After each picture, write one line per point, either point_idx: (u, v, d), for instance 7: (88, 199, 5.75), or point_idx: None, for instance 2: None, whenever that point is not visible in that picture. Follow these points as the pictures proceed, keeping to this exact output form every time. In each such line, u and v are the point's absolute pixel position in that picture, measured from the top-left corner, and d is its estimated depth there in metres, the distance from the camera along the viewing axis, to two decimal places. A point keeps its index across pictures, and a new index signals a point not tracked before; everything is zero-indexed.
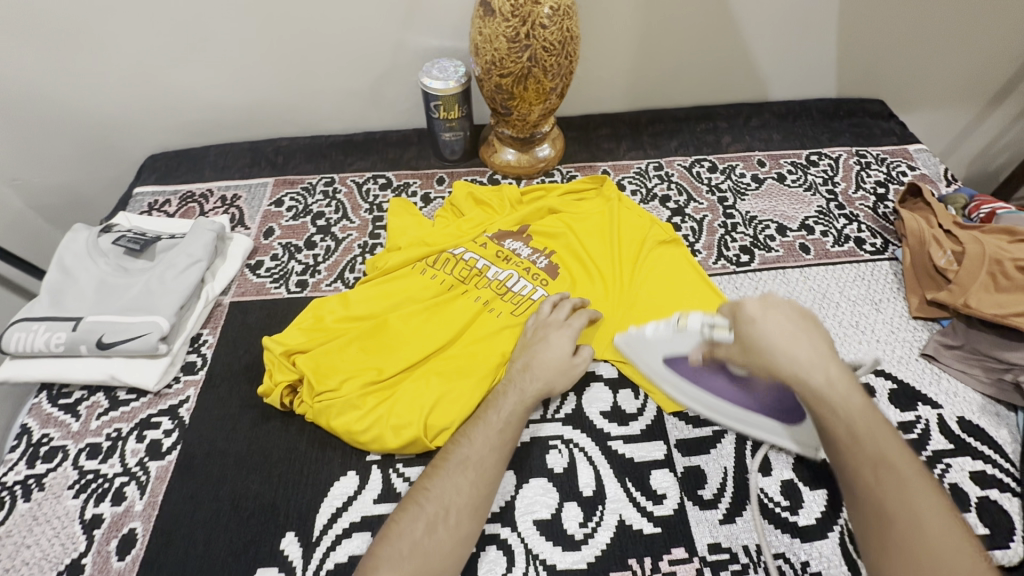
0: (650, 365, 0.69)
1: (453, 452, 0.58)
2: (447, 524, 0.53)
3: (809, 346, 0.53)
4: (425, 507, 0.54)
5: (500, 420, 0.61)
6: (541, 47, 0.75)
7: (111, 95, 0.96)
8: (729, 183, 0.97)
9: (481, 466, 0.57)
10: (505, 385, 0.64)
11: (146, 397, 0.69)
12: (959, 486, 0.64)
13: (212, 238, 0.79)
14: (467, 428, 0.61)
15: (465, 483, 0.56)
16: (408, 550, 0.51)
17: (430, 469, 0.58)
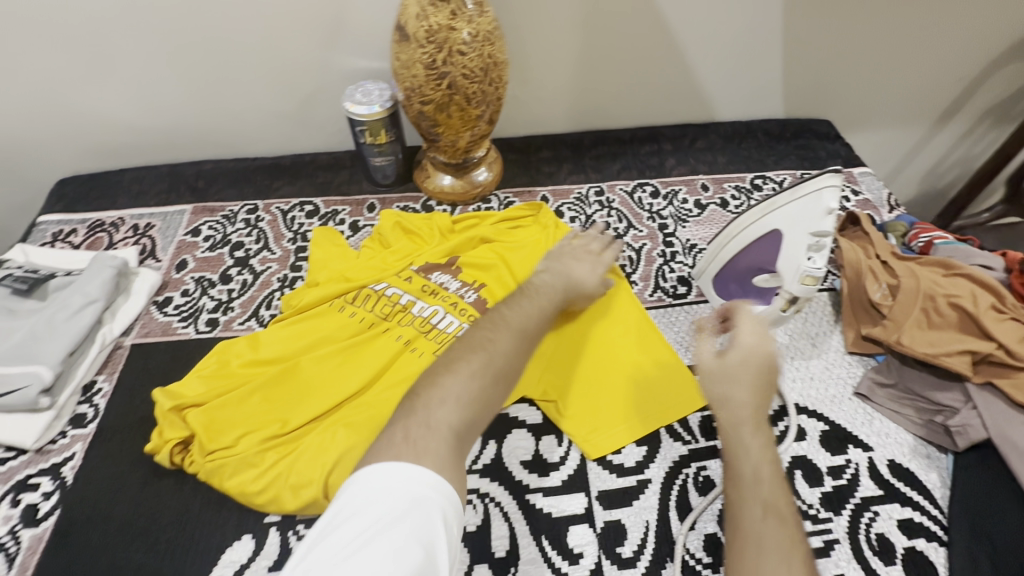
0: (782, 217, 0.63)
1: (508, 315, 0.58)
2: (505, 378, 0.52)
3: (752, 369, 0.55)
4: (490, 357, 0.51)
5: (548, 306, 0.63)
6: (461, 73, 0.71)
7: (11, 118, 0.89)
8: (670, 210, 0.94)
9: (533, 330, 0.58)
10: (547, 282, 0.66)
11: (26, 455, 0.64)
12: (886, 537, 0.62)
13: (111, 276, 0.74)
14: (523, 303, 0.61)
15: (523, 345, 0.55)
16: (473, 391, 0.48)
17: (482, 325, 0.56)
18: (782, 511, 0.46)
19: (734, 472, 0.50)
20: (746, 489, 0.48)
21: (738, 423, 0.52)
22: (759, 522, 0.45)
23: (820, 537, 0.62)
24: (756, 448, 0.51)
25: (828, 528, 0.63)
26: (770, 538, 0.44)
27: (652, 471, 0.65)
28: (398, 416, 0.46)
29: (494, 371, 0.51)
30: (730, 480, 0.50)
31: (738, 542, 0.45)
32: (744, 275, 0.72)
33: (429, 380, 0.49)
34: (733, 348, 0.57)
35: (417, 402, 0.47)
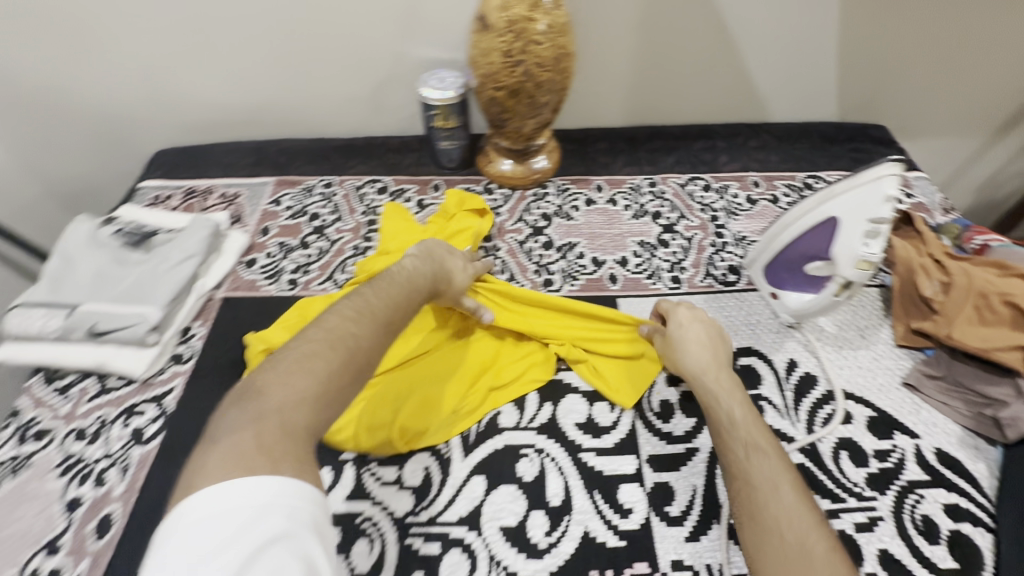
0: (838, 204, 0.66)
1: (372, 302, 0.57)
2: (365, 364, 0.52)
3: (705, 350, 0.68)
4: (352, 349, 0.51)
5: (415, 291, 0.63)
6: (535, 62, 0.77)
7: (122, 93, 0.99)
8: (722, 203, 0.98)
9: (395, 312, 0.58)
10: (414, 270, 0.66)
11: (134, 384, 0.71)
12: (931, 519, 0.64)
13: (207, 234, 0.82)
14: (383, 287, 0.60)
15: (384, 328, 0.55)
16: (329, 386, 0.48)
17: (335, 310, 0.55)
18: (762, 447, 0.57)
19: (719, 424, 0.61)
20: (731, 436, 0.59)
21: (713, 386, 0.64)
22: (744, 460, 0.56)
23: (865, 514, 0.64)
24: (730, 401, 0.62)
25: (873, 505, 0.65)
26: (757, 472, 0.55)
27: (700, 440, 0.69)
28: (248, 421, 0.44)
29: (355, 360, 0.51)
30: (717, 432, 0.61)
31: (735, 480, 0.56)
32: (795, 264, 0.75)
33: (281, 376, 0.47)
34: (684, 334, 0.70)
35: (265, 402, 0.45)
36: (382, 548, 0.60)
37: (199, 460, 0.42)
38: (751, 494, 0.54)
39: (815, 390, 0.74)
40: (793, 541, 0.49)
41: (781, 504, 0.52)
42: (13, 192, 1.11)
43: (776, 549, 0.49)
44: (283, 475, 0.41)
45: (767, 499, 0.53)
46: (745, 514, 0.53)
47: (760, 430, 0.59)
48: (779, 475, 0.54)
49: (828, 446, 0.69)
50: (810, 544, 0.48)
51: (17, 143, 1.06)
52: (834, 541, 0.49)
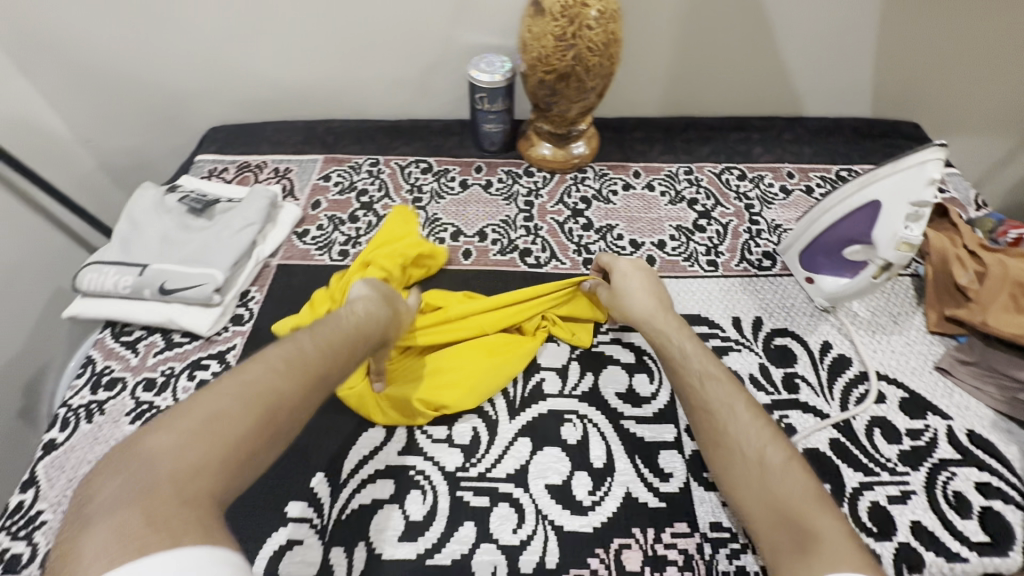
0: (880, 188, 0.68)
1: (307, 351, 0.55)
2: (284, 423, 0.50)
3: (648, 299, 0.72)
4: (269, 406, 0.49)
5: (359, 339, 0.61)
6: (586, 47, 0.80)
7: (180, 72, 1.04)
8: (756, 192, 1.00)
9: (327, 367, 0.55)
10: (359, 317, 0.63)
11: (199, 341, 0.76)
12: (963, 494, 0.66)
13: (265, 205, 0.86)
14: (322, 331, 0.59)
15: (308, 382, 0.53)
16: (241, 445, 0.45)
17: (259, 360, 0.52)
18: (715, 377, 0.62)
19: (674, 362, 0.66)
20: (686, 372, 0.64)
21: (660, 327, 0.68)
22: (701, 393, 0.61)
23: (898, 487, 0.66)
24: (680, 339, 0.67)
25: (906, 480, 0.67)
26: (715, 402, 0.60)
27: None
28: (132, 495, 0.39)
29: (273, 415, 0.49)
30: (672, 371, 0.65)
31: (696, 413, 0.61)
32: (834, 247, 0.77)
33: (179, 439, 0.43)
34: (627, 285, 0.74)
35: (157, 471, 0.41)
36: (434, 499, 0.63)
37: (72, 545, 0.37)
38: (712, 422, 0.59)
39: (849, 370, 0.76)
40: (754, 457, 0.55)
41: (739, 426, 0.57)
42: (71, 163, 1.16)
43: (740, 466, 0.55)
44: (183, 548, 0.36)
45: (727, 423, 0.58)
46: (709, 441, 0.59)
47: (709, 362, 0.64)
48: (733, 400, 0.60)
49: (862, 424, 0.71)
50: (768, 456, 0.54)
51: (77, 115, 1.11)
52: (788, 448, 0.55)
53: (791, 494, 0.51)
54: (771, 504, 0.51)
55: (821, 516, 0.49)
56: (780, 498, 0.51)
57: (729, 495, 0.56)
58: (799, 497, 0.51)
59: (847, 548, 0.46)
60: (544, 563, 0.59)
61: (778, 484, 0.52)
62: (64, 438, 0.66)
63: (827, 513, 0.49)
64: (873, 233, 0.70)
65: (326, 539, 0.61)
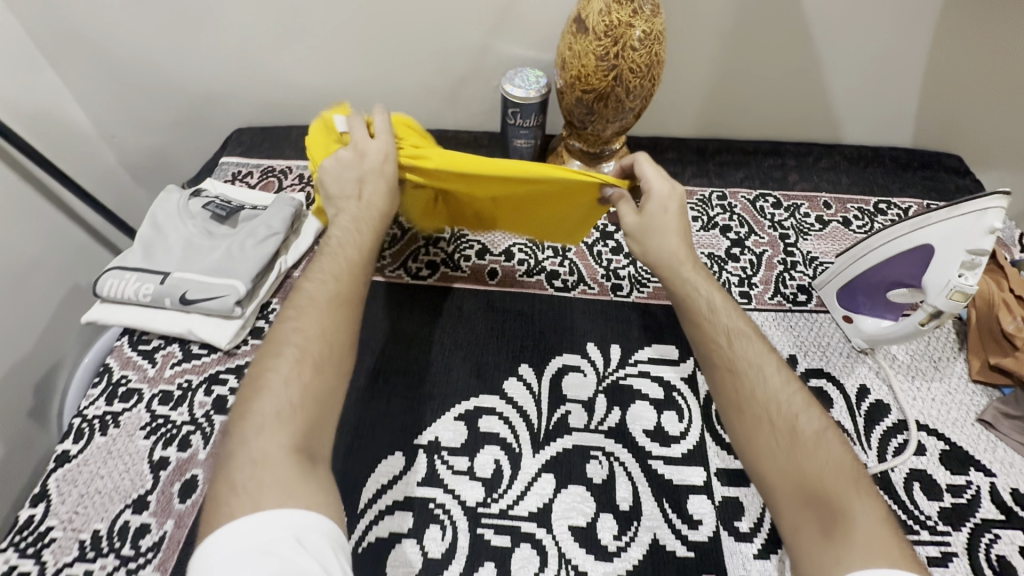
0: (933, 232, 0.66)
1: (314, 292, 0.57)
2: (338, 360, 0.54)
3: (674, 228, 0.66)
4: (300, 352, 0.53)
5: (351, 256, 0.61)
6: (628, 68, 0.77)
7: (208, 72, 1.02)
8: (792, 222, 0.96)
9: (339, 304, 0.57)
10: (346, 221, 0.64)
11: (217, 354, 0.74)
12: (1006, 560, 0.63)
13: (290, 213, 0.83)
14: (322, 270, 0.60)
15: (328, 320, 0.55)
16: (295, 393, 0.50)
17: (283, 316, 0.56)
18: (746, 337, 0.59)
19: (700, 315, 0.62)
20: (712, 328, 0.60)
21: (688, 273, 0.64)
22: (728, 350, 0.58)
23: (938, 548, 0.63)
24: (708, 290, 0.62)
25: (946, 540, 0.64)
26: (744, 362, 0.57)
27: None
28: (227, 466, 0.47)
29: (323, 359, 0.53)
30: (698, 324, 0.61)
31: (721, 371, 0.58)
32: (876, 287, 0.75)
33: (261, 406, 0.49)
34: (656, 210, 0.66)
35: (250, 438, 0.48)
36: (453, 535, 0.61)
37: (219, 503, 0.45)
38: (740, 383, 0.56)
39: (887, 418, 0.73)
40: (785, 425, 0.53)
41: (770, 390, 0.55)
42: (93, 157, 1.15)
43: (768, 432, 0.53)
44: (269, 508, 0.43)
45: (756, 385, 0.55)
46: (732, 402, 0.56)
47: (738, 317, 0.61)
48: (764, 362, 0.57)
49: (900, 477, 0.68)
50: (801, 426, 0.52)
51: (102, 110, 1.09)
52: (821, 417, 0.54)
53: (823, 469, 0.49)
54: (800, 476, 0.50)
55: (855, 496, 0.48)
56: (812, 471, 0.50)
57: (748, 459, 0.54)
58: (832, 473, 0.49)
59: (879, 531, 0.46)
60: None
61: (810, 458, 0.50)
62: (77, 450, 0.65)
63: (861, 492, 0.48)
64: (923, 278, 0.67)
65: None
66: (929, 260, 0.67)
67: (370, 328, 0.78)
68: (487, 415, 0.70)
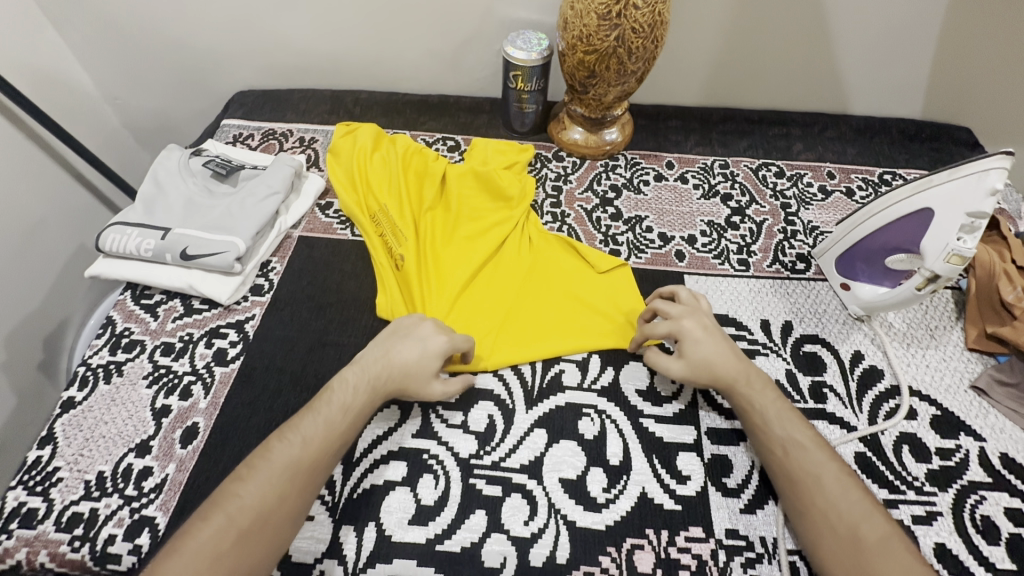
0: (934, 195, 0.65)
1: (279, 454, 0.57)
2: (275, 531, 0.54)
3: (714, 368, 0.65)
4: (231, 517, 0.53)
5: (336, 421, 0.60)
6: (630, 27, 0.76)
7: (209, 33, 1.01)
8: (794, 191, 0.96)
9: (295, 474, 0.56)
10: (358, 377, 0.63)
11: (218, 309, 0.75)
12: (991, 520, 0.63)
13: (290, 174, 0.84)
14: (304, 433, 0.58)
15: (276, 488, 0.55)
16: (207, 555, 0.50)
17: (242, 471, 0.56)
18: (802, 443, 0.60)
19: (754, 425, 0.63)
20: (767, 437, 0.62)
21: (741, 386, 0.64)
22: (786, 458, 0.60)
23: (923, 506, 0.64)
24: (761, 401, 0.63)
25: (932, 500, 0.64)
26: (803, 471, 0.59)
27: None
28: None
29: (256, 526, 0.53)
30: (753, 434, 0.63)
31: (782, 480, 0.60)
32: (875, 254, 0.75)
33: (179, 571, 0.49)
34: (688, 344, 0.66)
35: None
36: (446, 484, 0.63)
37: None
38: (803, 492, 0.58)
39: (879, 384, 0.74)
40: (848, 533, 0.55)
41: (831, 498, 0.57)
42: (97, 120, 1.15)
43: (833, 540, 0.55)
44: None
45: (815, 492, 0.57)
46: (796, 511, 0.58)
47: (795, 424, 0.62)
48: (823, 468, 0.59)
49: (890, 439, 0.69)
50: (865, 532, 0.54)
51: (104, 71, 1.09)
52: (885, 521, 0.55)
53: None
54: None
55: None
56: None
57: (816, 565, 0.56)
58: None
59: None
60: (554, 558, 0.59)
61: (879, 566, 0.52)
62: (82, 397, 0.67)
63: None
64: (921, 242, 0.67)
65: (337, 516, 0.61)
66: (929, 224, 0.66)
67: (368, 287, 0.79)
68: (482, 372, 0.71)
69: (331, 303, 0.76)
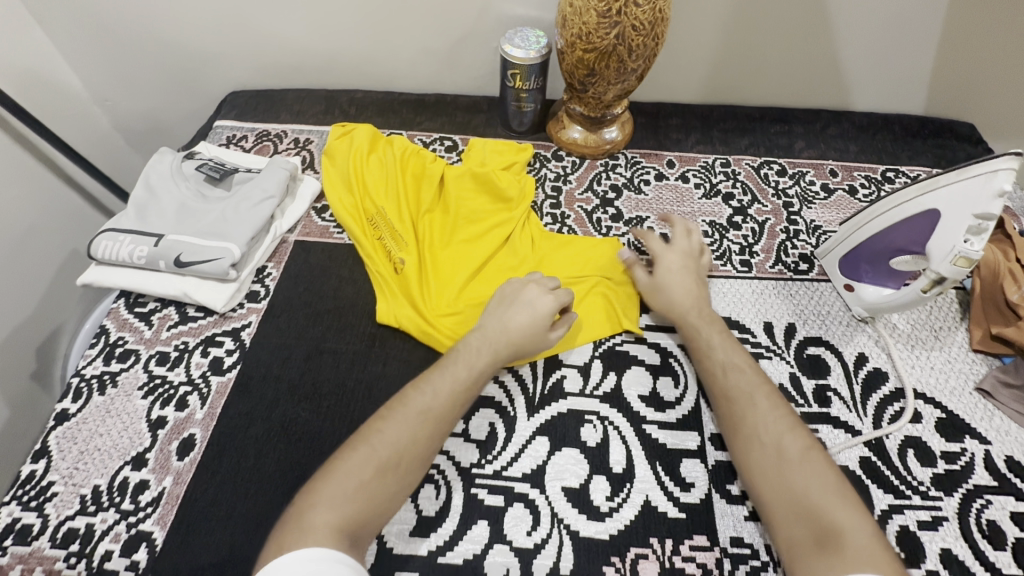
0: (942, 196, 0.64)
1: (417, 398, 0.60)
2: (409, 469, 0.57)
3: (688, 300, 0.72)
4: (373, 450, 0.56)
5: (462, 373, 0.62)
6: (630, 25, 0.74)
7: (200, 32, 0.99)
8: (796, 189, 0.94)
9: (427, 421, 0.58)
10: (480, 341, 0.65)
11: (213, 317, 0.74)
12: (996, 524, 0.63)
13: (285, 177, 0.82)
14: (439, 380, 0.61)
15: (414, 431, 0.57)
16: (351, 485, 0.53)
17: (382, 413, 0.59)
18: (739, 369, 0.65)
19: (698, 352, 0.69)
20: (710, 363, 0.67)
21: (693, 319, 0.71)
22: (724, 381, 0.65)
23: (929, 512, 0.63)
24: (710, 332, 0.69)
25: (938, 505, 0.64)
26: (738, 392, 0.63)
27: None
28: (279, 533, 0.50)
29: (398, 461, 0.56)
30: (698, 361, 0.68)
31: (721, 402, 0.64)
32: (880, 255, 0.73)
33: (331, 497, 0.52)
34: (660, 278, 0.75)
35: (308, 514, 0.50)
36: (447, 494, 0.62)
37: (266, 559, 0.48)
38: (739, 412, 0.62)
39: (884, 386, 0.73)
40: (772, 445, 0.58)
41: (760, 416, 0.61)
42: (86, 122, 1.13)
43: (760, 451, 0.59)
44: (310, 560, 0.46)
45: (747, 410, 0.62)
46: (730, 429, 0.62)
47: (738, 355, 0.67)
48: (756, 390, 0.63)
49: (894, 443, 0.68)
50: (787, 445, 0.58)
51: (92, 73, 1.07)
52: (809, 440, 0.59)
53: (808, 482, 0.55)
54: (791, 495, 0.55)
55: (837, 512, 0.52)
56: (796, 484, 0.55)
57: (745, 479, 0.59)
58: (817, 486, 0.54)
59: (871, 550, 0.49)
60: (558, 569, 0.58)
61: (797, 472, 0.56)
62: (76, 408, 0.65)
63: (846, 501, 0.53)
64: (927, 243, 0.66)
65: None
66: (935, 225, 0.65)
67: (365, 292, 0.77)
68: None
69: (327, 310, 0.75)
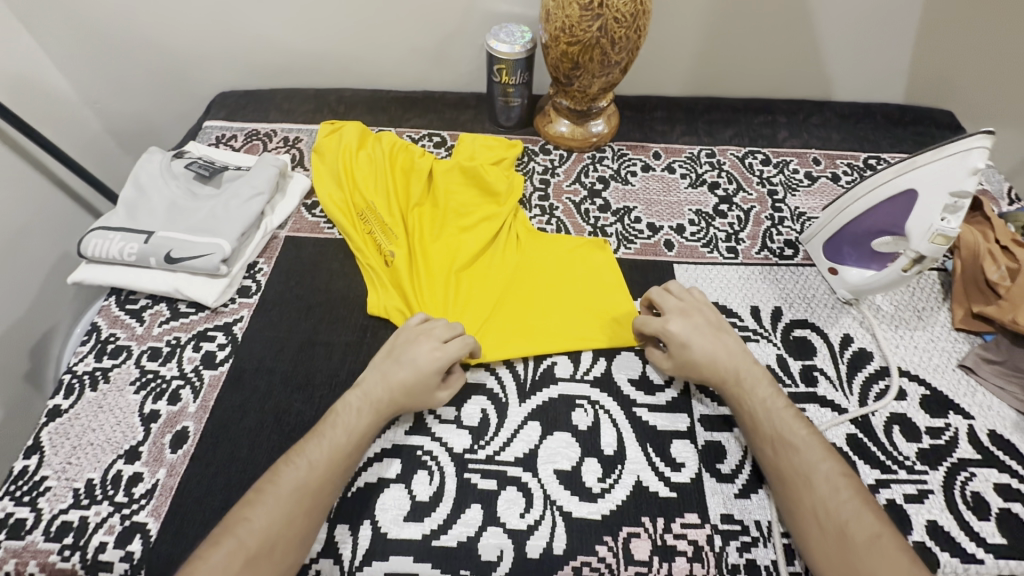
0: (918, 176, 0.66)
1: (290, 475, 0.57)
2: (284, 555, 0.54)
3: (708, 365, 0.66)
4: (240, 541, 0.53)
5: (340, 440, 0.60)
6: (612, 18, 0.76)
7: (188, 34, 1.00)
8: (780, 178, 0.96)
9: (304, 495, 0.56)
10: (360, 401, 0.62)
11: (205, 312, 0.74)
12: (981, 495, 0.64)
13: (274, 174, 0.83)
14: (316, 448, 0.59)
15: (287, 509, 0.55)
16: None
17: (254, 495, 0.56)
18: (792, 442, 0.60)
19: (746, 425, 0.64)
20: (760, 436, 0.62)
21: (732, 386, 0.65)
22: (776, 459, 0.60)
23: (915, 485, 0.65)
24: (755, 399, 0.64)
25: (924, 478, 0.65)
26: (794, 469, 0.59)
27: None
28: None
29: (273, 547, 0.53)
30: (746, 433, 0.63)
31: (776, 480, 0.60)
32: (861, 239, 0.75)
33: None
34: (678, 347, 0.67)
35: None
36: (441, 480, 0.63)
37: None
38: (796, 492, 0.58)
39: (869, 365, 0.74)
40: (834, 529, 0.55)
41: (820, 495, 0.57)
42: (76, 125, 1.13)
43: (821, 536, 0.55)
44: None
45: (804, 490, 0.58)
46: (788, 510, 0.58)
47: (788, 423, 0.62)
48: (813, 466, 0.59)
49: (880, 420, 0.70)
50: (852, 530, 0.55)
51: (81, 76, 1.07)
52: (877, 520, 0.55)
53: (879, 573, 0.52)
54: None
55: None
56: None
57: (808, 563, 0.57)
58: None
59: None
60: (551, 549, 0.59)
61: (865, 562, 0.53)
62: (68, 405, 0.66)
63: None
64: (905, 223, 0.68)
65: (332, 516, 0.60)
66: (913, 205, 0.67)
67: (356, 285, 0.78)
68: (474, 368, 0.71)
69: (319, 303, 0.76)
